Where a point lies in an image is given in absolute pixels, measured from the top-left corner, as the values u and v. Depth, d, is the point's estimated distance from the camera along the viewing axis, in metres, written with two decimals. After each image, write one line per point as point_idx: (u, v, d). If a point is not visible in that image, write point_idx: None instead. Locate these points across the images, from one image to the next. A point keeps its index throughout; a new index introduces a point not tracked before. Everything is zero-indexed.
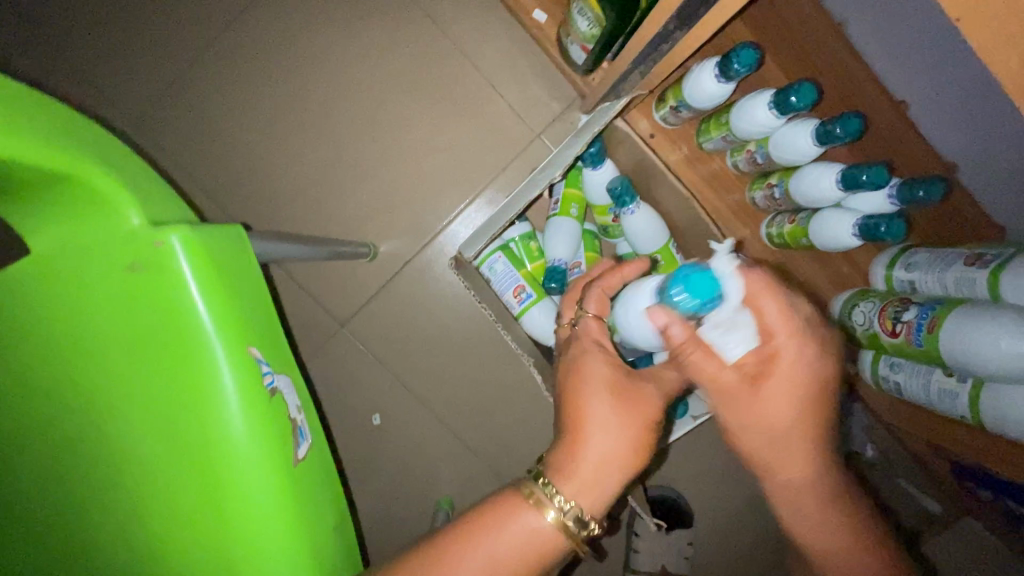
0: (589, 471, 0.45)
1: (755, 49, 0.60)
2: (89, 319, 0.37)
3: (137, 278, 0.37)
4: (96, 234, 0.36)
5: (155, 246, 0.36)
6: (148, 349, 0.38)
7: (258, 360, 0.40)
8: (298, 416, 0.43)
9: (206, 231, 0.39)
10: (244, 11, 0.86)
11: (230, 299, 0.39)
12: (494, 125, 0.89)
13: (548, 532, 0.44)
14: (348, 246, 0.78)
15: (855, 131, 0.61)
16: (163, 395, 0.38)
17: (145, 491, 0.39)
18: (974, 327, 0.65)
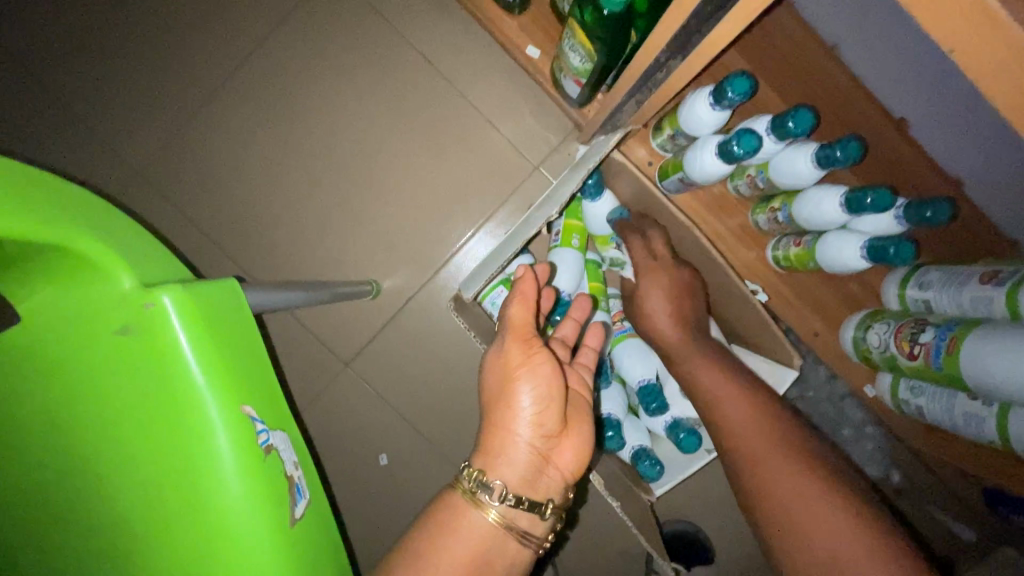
0: (488, 444, 0.52)
1: (749, 76, 0.60)
2: (81, 382, 0.36)
3: (129, 339, 0.36)
4: (89, 300, 0.35)
5: (146, 307, 0.35)
6: (140, 414, 0.37)
7: (253, 417, 0.39)
8: (295, 472, 0.42)
9: (199, 287, 0.38)
10: (246, 57, 0.88)
11: (224, 352, 0.38)
12: (492, 159, 0.89)
13: (472, 512, 0.50)
14: (349, 285, 0.77)
15: (855, 154, 0.60)
16: (156, 457, 0.37)
17: (141, 558, 0.38)
18: (998, 349, 0.62)
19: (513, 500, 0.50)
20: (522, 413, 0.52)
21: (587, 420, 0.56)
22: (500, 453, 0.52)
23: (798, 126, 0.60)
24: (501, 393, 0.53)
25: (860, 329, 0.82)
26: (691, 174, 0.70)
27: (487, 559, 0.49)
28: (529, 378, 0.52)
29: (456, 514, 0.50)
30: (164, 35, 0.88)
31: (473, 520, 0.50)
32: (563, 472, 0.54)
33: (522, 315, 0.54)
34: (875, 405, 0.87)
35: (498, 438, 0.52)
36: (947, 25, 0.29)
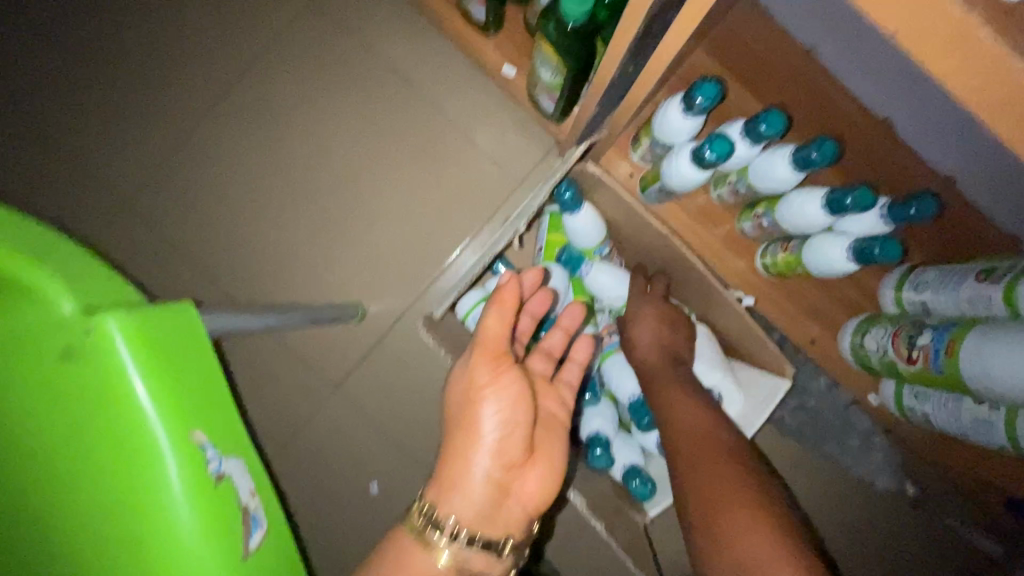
0: (444, 473, 0.50)
1: (717, 81, 0.59)
2: (26, 410, 0.35)
3: (71, 365, 0.35)
4: (32, 326, 0.35)
5: (89, 332, 0.34)
6: (82, 443, 0.36)
7: (203, 444, 0.38)
8: (251, 501, 0.40)
9: (150, 310, 0.37)
10: (229, 89, 0.89)
11: (173, 377, 0.37)
12: (473, 178, 0.89)
13: (418, 551, 0.48)
14: (329, 309, 0.76)
15: (832, 154, 0.59)
16: (102, 487, 0.36)
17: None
18: (998, 349, 0.59)
19: (467, 536, 0.48)
20: (484, 441, 0.50)
21: (557, 447, 0.54)
22: (457, 485, 0.50)
23: (771, 128, 0.59)
24: (464, 420, 0.51)
25: (858, 335, 0.80)
26: (668, 182, 0.69)
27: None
28: (495, 403, 0.50)
29: (412, 552, 0.48)
30: (149, 72, 0.90)
31: (419, 561, 0.47)
32: (529, 505, 0.53)
33: (495, 328, 0.51)
34: (881, 413, 0.83)
35: (456, 470, 0.50)
36: (880, 10, 0.28)
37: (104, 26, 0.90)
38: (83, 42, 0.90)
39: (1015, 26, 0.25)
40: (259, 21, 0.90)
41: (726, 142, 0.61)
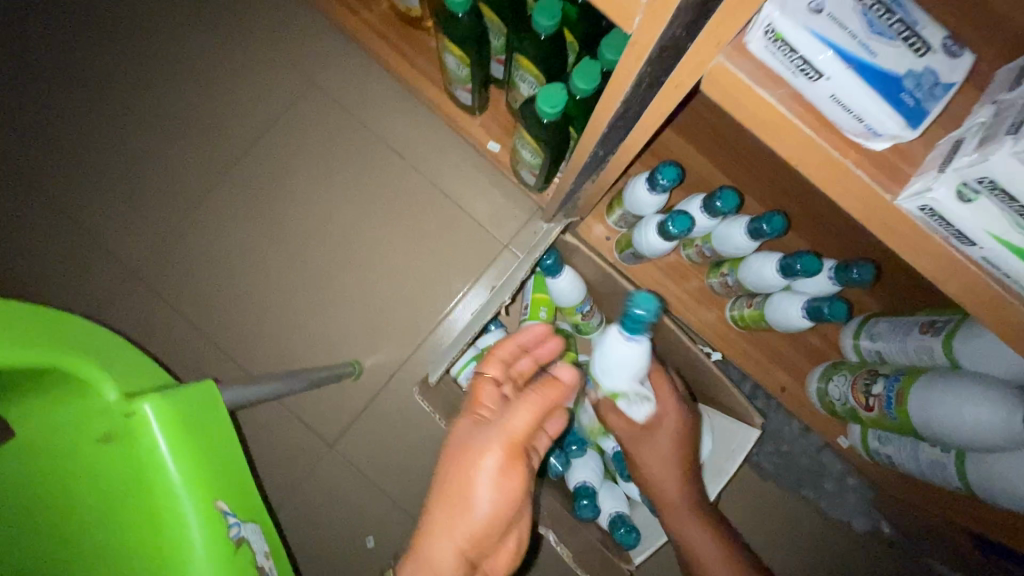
0: (421, 551, 0.52)
1: (675, 165, 0.68)
2: (75, 484, 0.40)
3: (112, 444, 0.39)
4: (80, 412, 0.39)
5: (128, 416, 0.39)
6: (121, 508, 0.40)
7: (225, 512, 0.41)
8: (266, 562, 0.43)
9: (180, 393, 0.41)
10: (236, 165, 0.97)
11: (201, 453, 0.41)
12: (463, 242, 0.96)
13: None
14: (326, 369, 0.81)
15: (780, 227, 0.67)
16: (133, 553, 0.40)
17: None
18: (940, 399, 0.66)
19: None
20: (467, 527, 0.52)
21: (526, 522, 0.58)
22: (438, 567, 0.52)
23: (726, 205, 0.67)
24: (449, 500, 0.53)
25: (822, 381, 0.86)
26: (641, 249, 0.76)
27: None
28: (489, 497, 0.51)
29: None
30: (162, 149, 0.98)
31: None
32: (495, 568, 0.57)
33: (519, 422, 0.52)
34: (850, 455, 0.88)
35: (435, 551, 0.52)
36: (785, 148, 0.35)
37: (122, 108, 0.98)
38: (99, 124, 0.98)
39: (880, 168, 0.32)
40: (264, 103, 0.98)
41: (688, 217, 0.68)
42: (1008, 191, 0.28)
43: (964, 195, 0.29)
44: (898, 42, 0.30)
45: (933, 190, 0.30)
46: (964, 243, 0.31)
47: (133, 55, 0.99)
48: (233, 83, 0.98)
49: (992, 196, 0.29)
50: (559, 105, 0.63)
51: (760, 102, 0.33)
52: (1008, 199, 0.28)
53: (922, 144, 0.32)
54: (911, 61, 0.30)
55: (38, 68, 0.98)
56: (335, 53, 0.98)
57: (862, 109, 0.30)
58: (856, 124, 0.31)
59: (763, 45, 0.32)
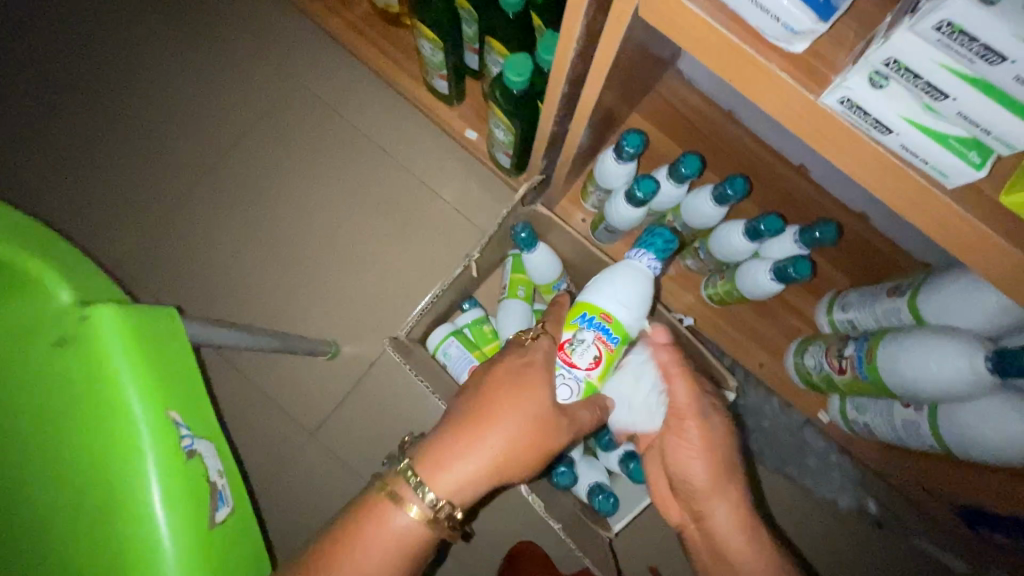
0: (451, 444, 0.50)
1: (639, 132, 0.70)
2: (33, 382, 0.42)
3: (67, 346, 0.41)
4: (38, 313, 0.42)
5: (82, 318, 0.41)
6: (70, 414, 0.42)
7: (178, 424, 0.43)
8: (219, 479, 0.46)
9: (136, 309, 0.43)
10: (218, 158, 0.99)
11: (156, 368, 0.43)
12: (442, 229, 0.98)
13: (405, 525, 0.50)
14: (304, 339, 0.82)
15: (743, 189, 0.69)
16: (86, 450, 0.42)
17: (56, 554, 0.42)
18: (903, 352, 0.67)
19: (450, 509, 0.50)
20: (505, 429, 0.50)
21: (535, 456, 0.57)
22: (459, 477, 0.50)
23: (689, 170, 0.70)
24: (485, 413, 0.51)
25: (798, 354, 0.86)
26: (611, 220, 0.78)
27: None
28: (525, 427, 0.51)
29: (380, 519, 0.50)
30: (145, 145, 0.99)
31: (395, 522, 0.50)
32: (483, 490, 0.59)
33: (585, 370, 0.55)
34: (832, 429, 0.88)
35: (459, 461, 0.50)
36: (717, 63, 0.37)
37: (110, 106, 1.00)
38: (84, 122, 1.00)
39: (804, 72, 0.35)
40: (247, 98, 1.00)
41: (653, 181, 0.71)
42: (912, 71, 0.30)
43: (875, 80, 0.31)
44: None
45: (848, 82, 0.32)
46: (883, 131, 0.33)
47: (122, 56, 1.02)
48: (218, 82, 1.01)
49: (900, 78, 0.30)
50: (525, 74, 0.65)
51: (688, 15, 0.36)
52: (913, 78, 0.30)
53: (842, 50, 0.34)
54: None
55: (27, 70, 1.01)
56: (318, 52, 1.02)
57: (777, 9, 0.32)
58: (775, 26, 0.33)
59: None
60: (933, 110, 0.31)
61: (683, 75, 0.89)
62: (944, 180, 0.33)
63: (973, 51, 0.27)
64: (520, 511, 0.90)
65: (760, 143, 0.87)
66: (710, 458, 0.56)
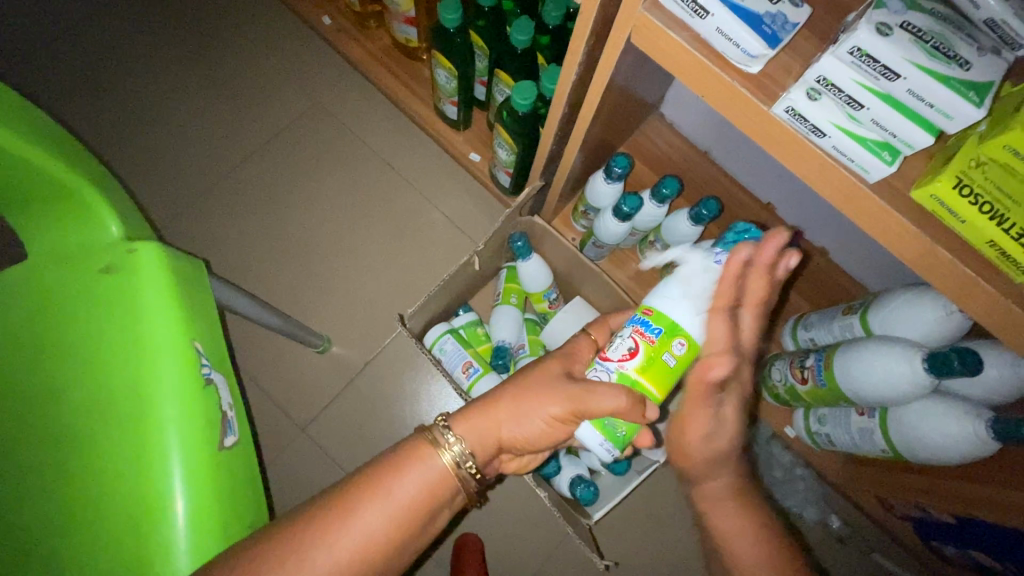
0: (479, 415, 0.55)
1: (627, 155, 0.79)
2: (82, 308, 0.49)
3: (111, 275, 0.49)
4: (89, 244, 0.50)
5: (131, 250, 0.50)
6: (106, 334, 0.48)
7: (199, 352, 0.49)
8: (229, 411, 0.50)
9: (173, 251, 0.52)
10: (234, 166, 1.06)
11: (184, 300, 0.50)
12: (441, 241, 1.06)
13: (440, 471, 0.52)
14: (301, 327, 0.87)
15: (716, 210, 0.78)
16: (120, 367, 0.47)
17: (67, 467, 0.45)
18: (857, 360, 0.73)
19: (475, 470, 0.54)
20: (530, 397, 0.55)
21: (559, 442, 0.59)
22: (478, 430, 0.55)
23: (669, 190, 0.79)
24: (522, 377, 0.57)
25: (765, 368, 0.93)
26: (600, 234, 0.87)
27: (409, 522, 0.50)
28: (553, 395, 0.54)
29: (414, 461, 0.52)
30: (164, 151, 1.05)
31: (427, 466, 0.52)
32: (504, 467, 0.63)
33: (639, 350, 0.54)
34: (796, 444, 0.94)
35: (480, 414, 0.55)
36: (688, 78, 0.47)
37: (137, 111, 1.07)
38: (107, 126, 1.06)
39: (759, 90, 0.44)
40: (267, 114, 1.08)
41: (636, 198, 0.80)
42: (838, 86, 0.39)
43: (812, 94, 0.41)
44: None
45: (791, 95, 0.41)
46: (819, 135, 0.42)
47: (155, 64, 1.09)
48: (244, 95, 1.09)
49: (829, 93, 0.40)
50: (531, 98, 0.75)
51: (668, 39, 0.46)
52: (838, 93, 0.40)
53: (789, 75, 0.44)
54: (767, 5, 0.42)
55: (57, 75, 1.07)
56: (339, 80, 1.11)
57: (736, 37, 0.42)
58: (735, 51, 0.43)
59: None
60: (855, 119, 0.40)
61: (665, 117, 1.00)
62: (866, 176, 0.43)
63: (878, 71, 0.37)
64: (500, 510, 0.93)
65: (732, 180, 0.98)
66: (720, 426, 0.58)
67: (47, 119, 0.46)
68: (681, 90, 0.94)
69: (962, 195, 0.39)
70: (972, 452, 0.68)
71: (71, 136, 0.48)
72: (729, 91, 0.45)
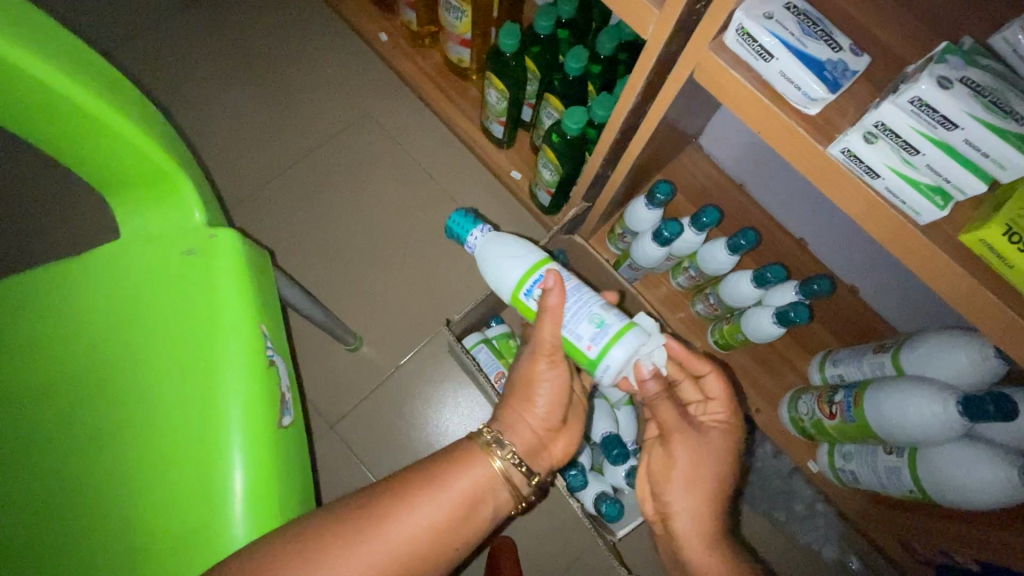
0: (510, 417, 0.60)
1: (669, 183, 0.81)
2: (162, 287, 0.53)
3: (190, 258, 0.53)
4: (173, 228, 0.54)
5: (210, 236, 0.54)
6: (184, 312, 0.52)
7: (265, 335, 0.52)
8: (287, 393, 0.53)
9: (245, 239, 0.55)
10: (285, 169, 1.10)
11: (253, 286, 0.53)
12: (478, 253, 1.09)
13: (491, 471, 0.56)
14: (339, 324, 0.90)
15: (754, 241, 0.80)
16: (193, 345, 0.51)
17: (142, 432, 0.49)
18: (888, 398, 0.74)
19: (519, 461, 0.57)
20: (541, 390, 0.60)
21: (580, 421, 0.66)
22: (512, 422, 0.60)
23: (709, 220, 0.81)
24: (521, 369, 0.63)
25: (792, 402, 0.93)
26: (639, 257, 0.89)
27: (462, 519, 0.53)
28: (539, 363, 0.59)
29: (470, 464, 0.56)
30: (219, 149, 1.11)
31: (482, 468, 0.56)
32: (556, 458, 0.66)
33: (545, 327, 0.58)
34: (819, 480, 0.94)
35: (510, 409, 0.61)
36: (747, 114, 0.50)
37: (198, 111, 1.12)
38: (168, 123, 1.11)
39: (816, 130, 0.47)
40: (320, 122, 1.14)
41: (676, 224, 0.82)
42: (895, 132, 0.41)
43: (869, 138, 0.43)
44: (821, 40, 0.45)
45: (847, 138, 0.44)
46: (873, 177, 0.45)
47: (216, 68, 1.15)
48: (300, 102, 1.14)
49: (886, 138, 0.42)
50: (581, 123, 0.78)
51: (730, 78, 0.49)
52: (894, 138, 0.42)
53: (847, 118, 0.47)
54: (830, 53, 0.45)
55: (127, 72, 1.13)
56: (391, 94, 1.17)
57: (798, 81, 0.45)
58: (795, 93, 0.46)
59: (734, 39, 0.47)
60: (909, 163, 0.42)
61: (703, 149, 1.03)
62: (917, 218, 0.45)
63: (936, 120, 0.40)
64: (518, 521, 0.94)
65: (768, 214, 1.00)
66: (693, 471, 0.60)
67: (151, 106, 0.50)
68: (722, 124, 0.97)
69: (1011, 241, 0.41)
70: (1000, 498, 0.68)
71: (169, 125, 0.51)
72: (786, 129, 0.48)
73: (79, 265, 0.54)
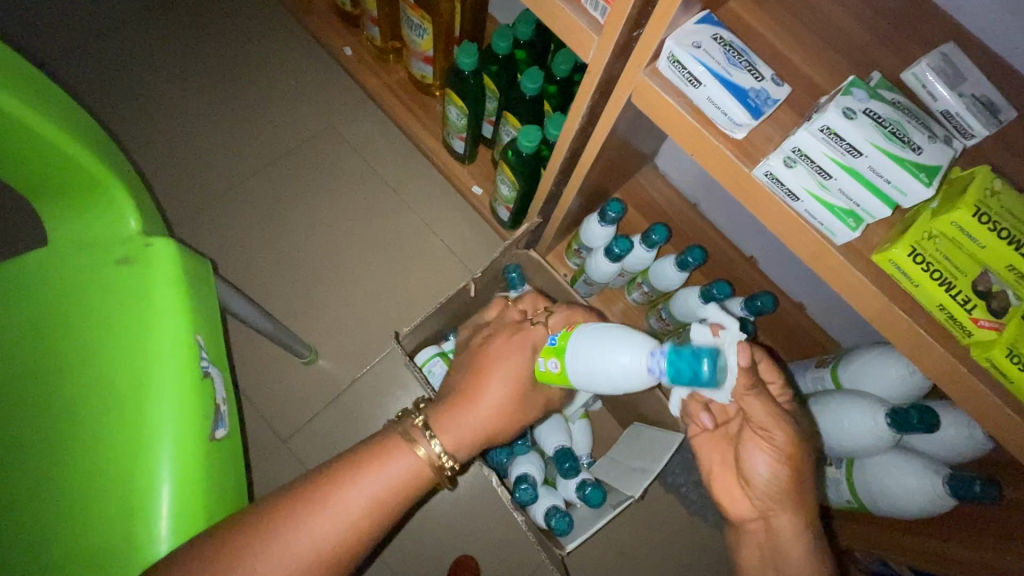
0: (460, 420, 0.56)
1: (620, 201, 0.83)
2: (96, 294, 0.52)
3: (126, 265, 0.52)
4: (107, 235, 0.53)
5: (146, 245, 0.53)
6: (118, 320, 0.51)
7: (200, 345, 0.51)
8: (222, 405, 0.51)
9: (184, 247, 0.54)
10: (243, 181, 1.09)
11: (190, 295, 0.52)
12: (438, 266, 1.09)
13: (418, 465, 0.53)
14: (292, 336, 0.89)
15: (701, 258, 0.82)
16: (124, 353, 0.50)
17: (64, 440, 0.47)
18: (824, 413, 0.77)
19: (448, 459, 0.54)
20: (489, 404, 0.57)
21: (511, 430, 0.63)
22: (457, 428, 0.56)
23: (659, 237, 0.83)
24: (479, 375, 0.59)
25: None
26: (594, 274, 0.91)
27: (385, 515, 0.51)
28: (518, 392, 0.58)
29: (393, 455, 0.53)
30: (176, 159, 1.09)
31: (407, 461, 0.53)
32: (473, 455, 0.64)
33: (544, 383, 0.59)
34: None
35: (460, 411, 0.57)
36: (681, 136, 0.52)
37: (155, 121, 1.11)
38: (122, 132, 1.09)
39: (742, 153, 0.49)
40: (281, 134, 1.13)
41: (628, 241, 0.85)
42: (811, 157, 0.44)
43: (788, 162, 0.45)
44: (746, 71, 0.47)
45: (769, 162, 0.46)
46: (793, 199, 0.47)
47: (175, 78, 1.14)
48: (261, 114, 1.14)
49: (803, 163, 0.45)
50: (535, 142, 0.80)
51: (664, 102, 0.51)
52: (811, 164, 0.45)
53: (770, 144, 0.49)
54: (753, 82, 0.47)
55: (83, 80, 1.11)
56: (354, 107, 1.17)
57: (724, 107, 0.48)
58: (723, 118, 0.49)
59: (667, 66, 0.50)
60: (824, 187, 0.45)
61: (659, 169, 1.06)
62: (834, 239, 0.48)
63: (844, 148, 0.43)
64: (472, 535, 0.93)
65: (719, 234, 1.03)
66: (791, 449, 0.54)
67: (85, 114, 0.49)
68: (675, 147, 1.00)
69: (916, 263, 0.44)
70: (926, 508, 0.71)
71: (106, 135, 0.50)
72: (715, 153, 0.50)
73: (5, 269, 0.52)
